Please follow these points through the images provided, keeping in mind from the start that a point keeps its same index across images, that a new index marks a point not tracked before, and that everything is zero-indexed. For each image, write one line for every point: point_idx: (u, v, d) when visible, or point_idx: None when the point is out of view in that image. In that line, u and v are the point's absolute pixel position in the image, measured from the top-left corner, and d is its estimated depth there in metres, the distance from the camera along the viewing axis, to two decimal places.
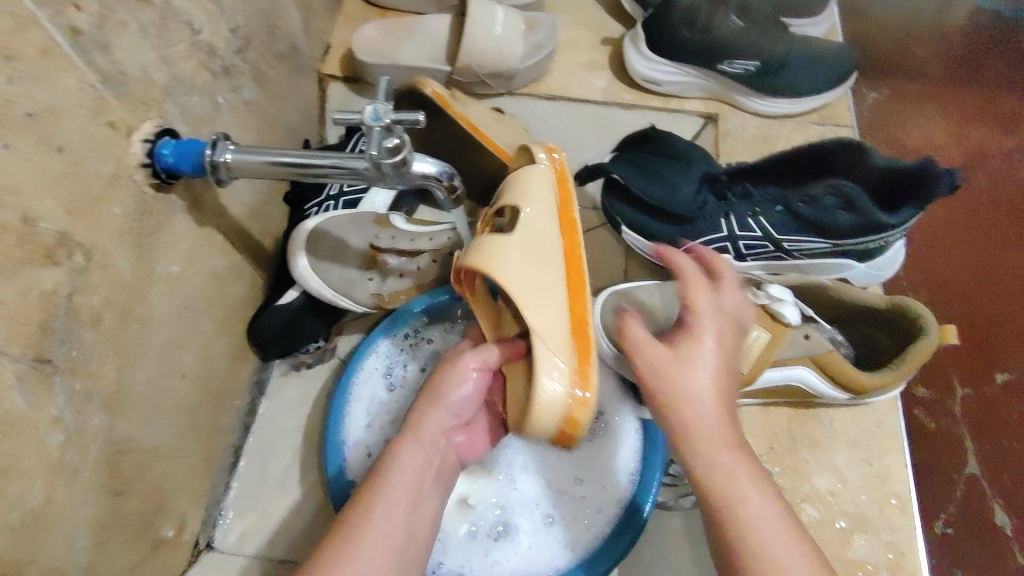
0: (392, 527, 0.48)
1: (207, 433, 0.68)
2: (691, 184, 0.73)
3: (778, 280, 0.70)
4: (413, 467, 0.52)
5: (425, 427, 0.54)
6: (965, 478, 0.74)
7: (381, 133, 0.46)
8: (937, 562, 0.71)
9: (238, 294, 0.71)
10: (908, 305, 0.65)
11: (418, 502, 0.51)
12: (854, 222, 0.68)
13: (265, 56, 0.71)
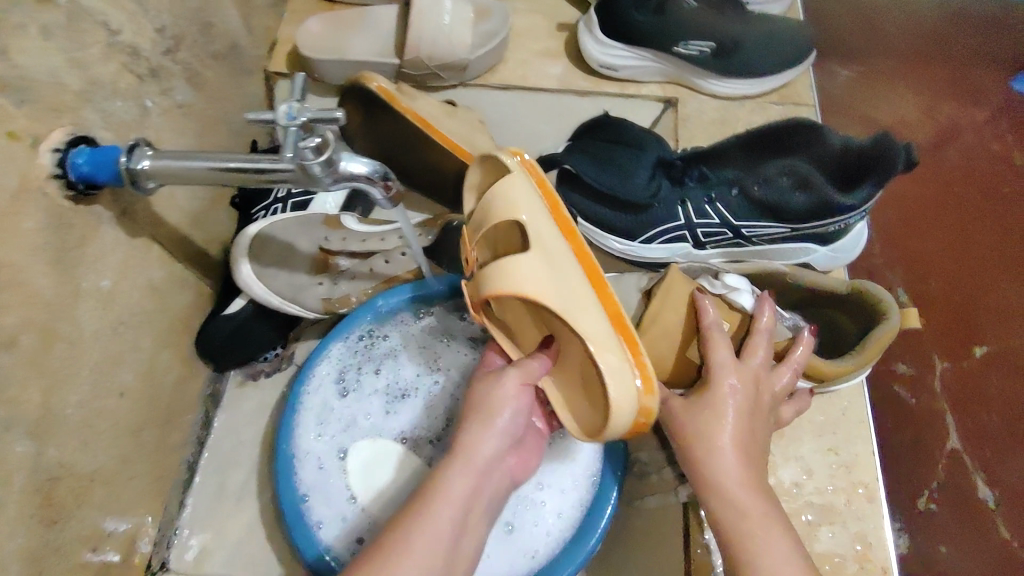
0: (435, 546, 0.44)
1: (155, 452, 0.66)
2: (646, 170, 0.72)
3: (738, 270, 0.68)
4: (463, 488, 0.48)
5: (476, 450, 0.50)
6: (948, 453, 0.82)
7: (297, 133, 0.44)
8: (926, 534, 0.79)
9: (182, 305, 0.68)
10: (871, 289, 0.65)
11: (465, 526, 0.47)
12: (809, 203, 0.67)
13: (200, 56, 0.68)
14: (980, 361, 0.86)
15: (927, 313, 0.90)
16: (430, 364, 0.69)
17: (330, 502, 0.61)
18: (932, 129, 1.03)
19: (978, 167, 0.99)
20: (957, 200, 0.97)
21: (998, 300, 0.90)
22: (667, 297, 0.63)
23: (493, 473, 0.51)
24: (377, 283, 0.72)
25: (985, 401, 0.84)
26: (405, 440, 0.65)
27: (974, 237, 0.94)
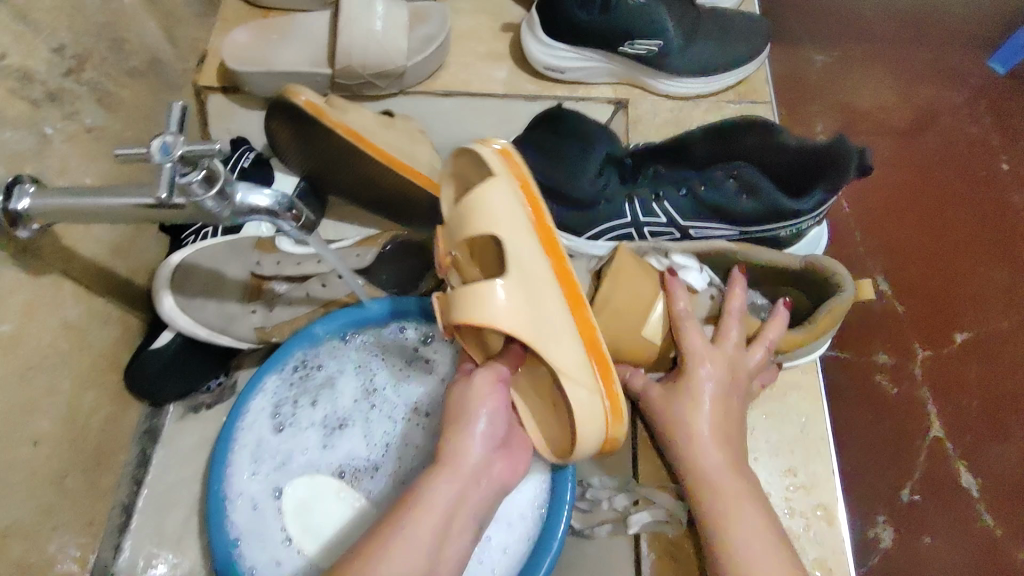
0: (416, 559, 0.43)
1: (84, 497, 0.63)
2: (595, 166, 0.67)
3: (681, 249, 0.67)
4: (447, 497, 0.47)
5: (461, 458, 0.49)
6: (929, 442, 0.80)
7: (177, 168, 0.40)
8: (903, 531, 0.76)
9: (107, 340, 0.64)
10: (827, 268, 0.64)
11: (448, 534, 0.46)
12: (756, 207, 0.67)
13: (112, 74, 0.64)
14: (961, 348, 0.84)
15: (906, 300, 0.87)
16: (369, 388, 0.66)
17: (264, 546, 0.58)
18: (910, 112, 0.99)
19: (954, 152, 0.96)
20: (934, 183, 0.94)
21: (975, 284, 0.88)
22: (618, 282, 0.58)
23: (482, 483, 0.49)
24: (315, 308, 0.69)
25: (964, 386, 0.83)
26: (344, 474, 0.63)
27: (951, 222, 0.92)
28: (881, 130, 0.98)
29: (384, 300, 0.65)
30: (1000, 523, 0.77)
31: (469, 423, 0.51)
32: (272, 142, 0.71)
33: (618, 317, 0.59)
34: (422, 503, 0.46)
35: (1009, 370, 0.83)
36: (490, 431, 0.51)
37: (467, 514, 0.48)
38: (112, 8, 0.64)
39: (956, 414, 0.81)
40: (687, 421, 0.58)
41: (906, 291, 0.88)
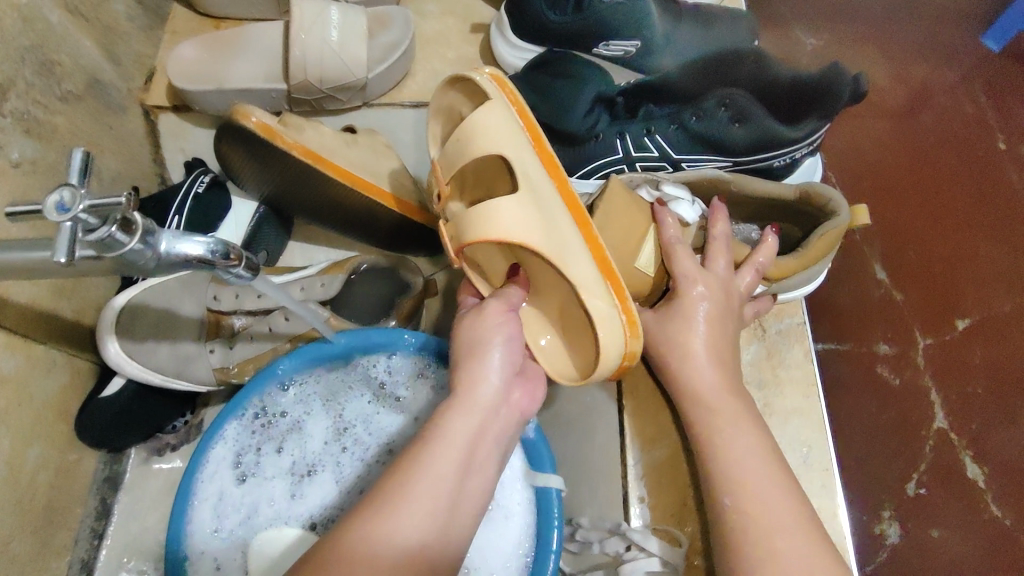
0: (438, 486, 0.40)
1: (33, 561, 0.58)
2: (583, 104, 0.62)
3: (675, 179, 0.59)
4: (465, 428, 0.44)
5: (478, 390, 0.46)
6: (934, 432, 0.76)
7: (84, 223, 0.34)
8: (912, 520, 0.74)
9: (52, 391, 0.59)
10: (818, 193, 0.57)
11: (472, 467, 0.43)
12: (750, 136, 0.61)
13: (42, 101, 0.59)
14: (964, 334, 0.80)
15: (905, 285, 0.83)
16: (339, 428, 0.62)
17: None
18: (905, 95, 0.94)
19: (951, 132, 0.91)
20: (931, 167, 0.89)
21: (969, 269, 0.83)
22: (612, 209, 0.54)
23: (500, 413, 0.46)
24: (279, 344, 0.64)
25: (968, 370, 0.78)
26: (315, 526, 0.58)
27: (948, 206, 0.87)
28: (877, 115, 0.92)
29: (353, 333, 0.60)
30: (1008, 514, 0.73)
31: (485, 351, 0.48)
32: (226, 166, 0.65)
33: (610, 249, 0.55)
34: (439, 432, 0.43)
35: (1011, 352, 0.79)
36: (508, 361, 0.48)
37: (488, 445, 0.45)
38: (38, 28, 0.59)
39: (960, 401, 0.77)
40: (682, 346, 0.54)
41: (910, 271, 0.83)
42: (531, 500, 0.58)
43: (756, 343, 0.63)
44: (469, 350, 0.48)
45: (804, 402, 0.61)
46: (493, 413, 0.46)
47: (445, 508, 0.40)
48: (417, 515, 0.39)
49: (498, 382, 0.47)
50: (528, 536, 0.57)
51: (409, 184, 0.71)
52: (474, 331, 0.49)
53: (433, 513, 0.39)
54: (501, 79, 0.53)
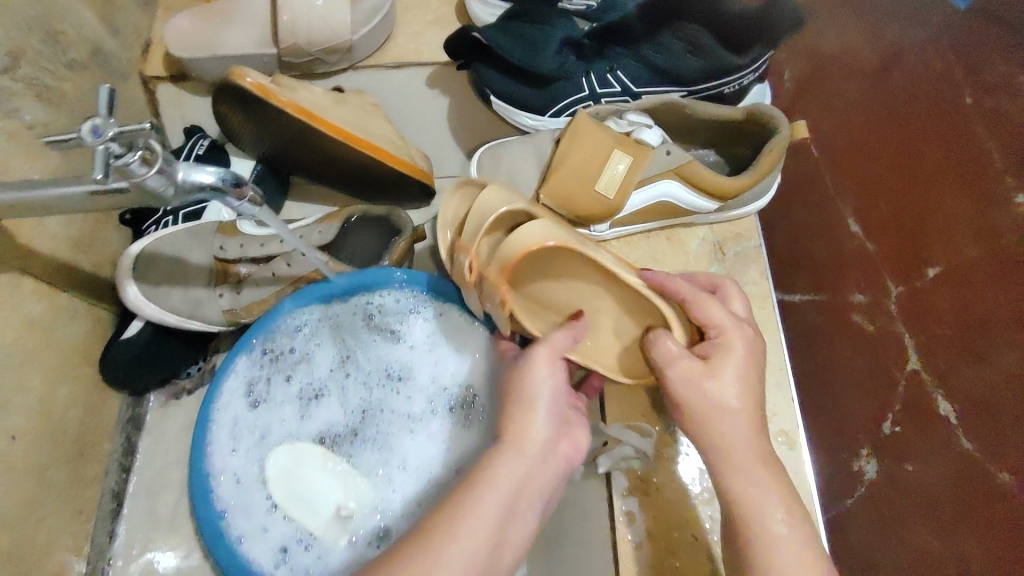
0: (482, 530, 0.41)
1: (68, 489, 0.63)
2: (553, 44, 0.68)
3: (637, 108, 0.65)
4: (513, 473, 0.44)
5: (527, 435, 0.46)
6: (908, 373, 0.78)
7: (112, 149, 0.40)
8: (887, 459, 0.78)
9: (76, 335, 0.65)
10: (761, 111, 0.62)
11: (515, 511, 0.44)
12: (703, 65, 0.66)
13: (50, 68, 0.64)
14: (934, 282, 0.79)
15: (877, 237, 0.85)
16: (343, 359, 0.68)
17: (251, 515, 0.61)
18: (875, 52, 0.95)
19: (928, 82, 0.89)
20: (904, 120, 0.88)
21: (951, 211, 0.80)
22: (575, 141, 0.62)
23: (551, 459, 0.47)
24: (283, 286, 0.70)
25: (936, 315, 0.77)
26: (324, 440, 0.65)
27: (923, 157, 0.85)
28: (846, 74, 0.95)
29: (352, 274, 0.66)
30: (975, 445, 0.72)
31: (534, 406, 0.48)
32: (225, 126, 0.69)
33: (577, 175, 0.61)
34: (485, 477, 0.44)
35: (982, 291, 0.75)
36: (555, 410, 0.48)
37: (534, 491, 0.45)
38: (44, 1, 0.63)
39: (933, 341, 0.77)
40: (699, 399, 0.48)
41: (880, 224, 0.86)
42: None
43: (716, 264, 0.70)
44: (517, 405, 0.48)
45: (761, 313, 0.67)
46: (541, 459, 0.46)
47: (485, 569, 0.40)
48: (457, 560, 0.40)
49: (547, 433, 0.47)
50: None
51: (399, 141, 0.76)
52: (523, 386, 0.49)
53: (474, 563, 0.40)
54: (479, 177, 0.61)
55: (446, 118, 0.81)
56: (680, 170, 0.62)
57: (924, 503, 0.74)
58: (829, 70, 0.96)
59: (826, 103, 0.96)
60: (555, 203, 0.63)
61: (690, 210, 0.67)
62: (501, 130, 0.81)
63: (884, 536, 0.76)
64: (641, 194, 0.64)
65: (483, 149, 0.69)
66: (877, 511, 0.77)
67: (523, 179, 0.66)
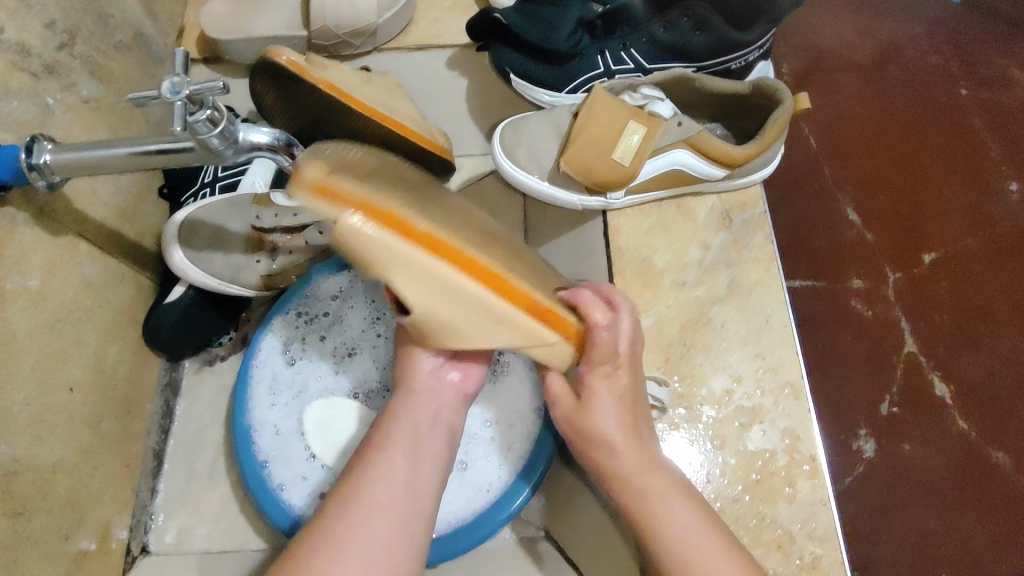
0: (403, 465, 0.50)
1: (118, 443, 0.67)
2: (567, 23, 0.72)
3: (651, 82, 0.69)
4: (415, 415, 0.54)
5: (415, 377, 0.57)
6: (905, 356, 0.84)
7: (186, 107, 0.44)
8: (889, 438, 0.82)
9: (123, 299, 0.69)
10: (767, 84, 0.67)
11: (426, 444, 0.53)
12: (708, 41, 0.71)
13: (101, 47, 0.68)
14: (931, 267, 0.88)
15: (875, 226, 0.90)
16: (374, 320, 0.72)
17: (290, 464, 0.64)
18: (872, 49, 1.00)
19: (919, 81, 0.98)
20: (898, 113, 0.97)
21: (936, 208, 0.91)
22: (592, 112, 0.66)
23: (441, 393, 0.57)
24: (313, 255, 0.73)
25: (934, 300, 0.86)
26: (358, 395, 0.68)
27: (913, 151, 0.94)
28: (845, 68, 0.99)
29: None
30: (971, 425, 0.81)
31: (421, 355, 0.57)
32: (259, 104, 0.74)
33: (592, 142, 0.66)
34: (387, 419, 0.53)
35: (978, 282, 0.87)
36: (443, 348, 0.58)
37: (433, 421, 0.55)
38: None
39: (928, 326, 0.85)
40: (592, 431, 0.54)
41: (881, 213, 0.91)
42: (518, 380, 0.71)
43: (724, 231, 0.74)
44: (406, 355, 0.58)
45: (765, 274, 0.71)
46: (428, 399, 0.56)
47: (405, 499, 0.48)
48: (386, 496, 0.48)
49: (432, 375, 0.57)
50: (524, 394, 0.70)
51: (420, 118, 0.79)
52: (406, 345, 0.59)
53: (401, 497, 0.48)
54: (319, 188, 0.42)
55: (465, 98, 0.85)
56: (690, 140, 0.67)
57: (921, 485, 0.79)
58: (829, 63, 0.99)
59: (826, 92, 0.98)
60: (574, 169, 0.67)
61: (699, 176, 0.71)
62: (518, 109, 0.85)
63: (884, 520, 0.79)
64: (655, 162, 0.68)
65: (503, 122, 0.73)
66: (880, 492, 0.80)
67: (543, 150, 0.70)
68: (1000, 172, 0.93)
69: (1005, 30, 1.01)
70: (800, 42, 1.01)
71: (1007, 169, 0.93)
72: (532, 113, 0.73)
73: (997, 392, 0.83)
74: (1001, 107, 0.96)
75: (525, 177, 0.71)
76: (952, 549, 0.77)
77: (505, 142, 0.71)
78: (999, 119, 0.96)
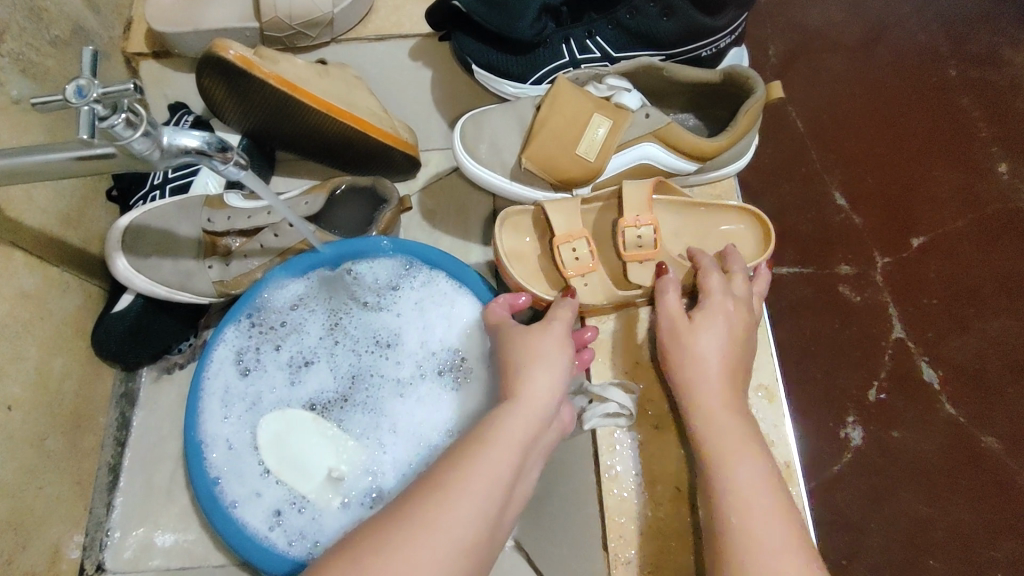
0: (492, 485, 0.43)
1: (67, 459, 0.64)
2: (531, 10, 0.67)
3: (616, 72, 0.66)
4: (524, 432, 0.47)
5: (537, 388, 0.50)
6: (893, 342, 0.82)
7: (97, 110, 0.41)
8: (875, 426, 0.79)
9: (70, 309, 0.65)
10: (738, 71, 0.64)
11: (520, 470, 0.46)
12: (676, 28, 0.67)
13: (34, 44, 0.64)
14: (919, 251, 0.85)
15: (862, 210, 0.88)
16: (333, 327, 0.70)
17: (244, 480, 0.62)
18: (857, 30, 0.96)
19: (906, 62, 0.95)
20: (886, 94, 0.93)
21: (926, 191, 0.88)
22: (555, 105, 0.63)
23: (551, 421, 0.50)
24: (272, 257, 0.70)
25: (922, 286, 0.84)
26: (315, 406, 0.66)
27: (900, 133, 0.91)
28: (830, 49, 0.95)
29: (337, 244, 0.67)
30: (961, 410, 0.79)
31: (541, 364, 0.52)
32: (208, 100, 0.68)
33: (555, 136, 0.63)
34: (495, 434, 0.46)
35: (966, 265, 0.85)
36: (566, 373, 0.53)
37: (535, 451, 0.49)
38: None
39: (916, 312, 0.83)
40: (687, 352, 0.57)
41: (867, 198, 0.88)
42: (482, 386, 0.67)
43: None
44: (528, 362, 0.53)
45: None
46: (543, 421, 0.49)
47: (487, 532, 0.41)
48: (468, 516, 0.40)
49: (556, 392, 0.51)
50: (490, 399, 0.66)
51: (382, 112, 0.75)
52: (541, 343, 0.54)
53: (482, 522, 0.41)
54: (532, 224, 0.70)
55: (430, 90, 0.82)
56: (660, 133, 0.64)
57: (909, 469, 0.78)
58: (813, 44, 0.96)
59: (811, 74, 0.94)
60: (537, 166, 0.64)
61: (669, 170, 0.68)
62: (484, 100, 0.82)
63: (873, 504, 0.77)
64: (621, 157, 0.65)
65: (465, 116, 0.69)
66: (869, 481, 0.78)
67: (505, 145, 0.67)
68: (988, 151, 0.90)
69: (995, 4, 0.97)
70: (783, 22, 0.97)
71: (995, 148, 0.90)
72: (494, 106, 0.69)
73: (986, 375, 0.80)
74: (989, 84, 0.93)
75: (488, 174, 0.68)
76: (942, 534, 0.75)
77: (467, 137, 0.68)
78: (986, 98, 0.92)
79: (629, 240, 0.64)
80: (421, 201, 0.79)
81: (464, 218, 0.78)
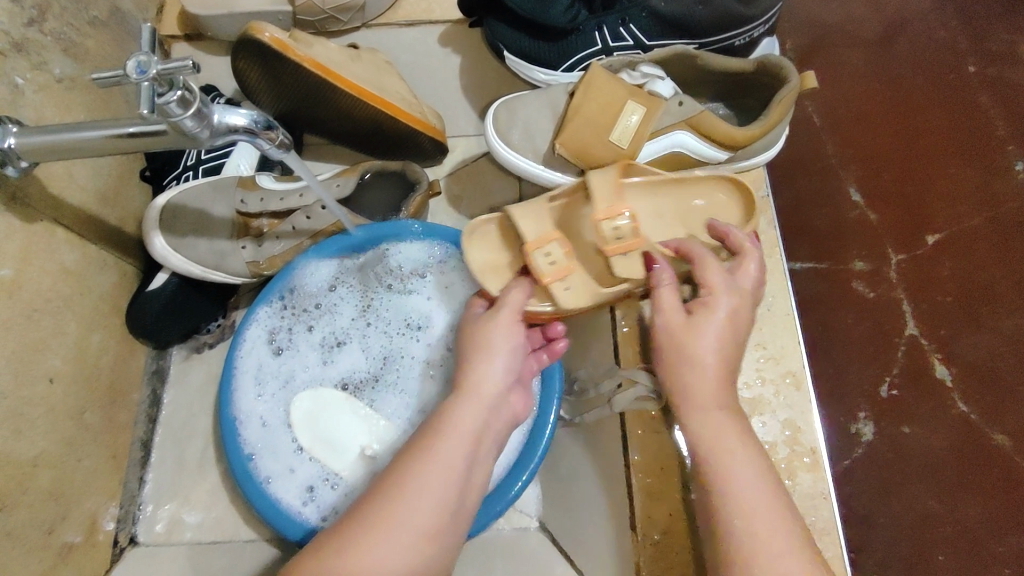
0: (448, 478, 0.46)
1: (104, 433, 0.65)
2: None
3: (651, 59, 0.66)
4: (473, 421, 0.49)
5: (482, 384, 0.51)
6: (905, 339, 0.81)
7: (155, 87, 0.42)
8: (885, 422, 0.79)
9: (106, 286, 0.66)
10: (772, 61, 0.65)
11: (475, 458, 0.48)
12: (712, 15, 0.68)
13: (75, 24, 0.64)
14: (933, 249, 0.84)
15: (880, 207, 0.87)
16: (364, 309, 0.71)
17: (278, 457, 0.63)
18: (879, 25, 0.96)
19: (927, 57, 0.94)
20: (905, 90, 0.93)
21: (945, 186, 0.87)
22: (589, 91, 0.63)
23: (501, 407, 0.52)
24: (304, 240, 0.70)
25: (936, 284, 0.83)
26: (346, 386, 0.67)
27: (919, 129, 0.91)
28: (851, 45, 0.95)
29: (370, 227, 0.68)
30: (973, 409, 0.77)
31: (491, 354, 0.53)
32: (243, 83, 0.69)
33: (589, 123, 0.63)
34: (449, 425, 0.48)
35: (981, 264, 0.83)
36: (509, 363, 0.53)
37: (490, 437, 0.50)
38: None
39: (929, 309, 0.82)
40: (682, 353, 0.50)
41: (885, 193, 0.88)
42: None
43: None
44: (477, 352, 0.54)
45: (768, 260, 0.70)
46: (492, 410, 0.51)
47: (446, 523, 0.45)
48: (424, 509, 0.44)
49: (502, 381, 0.52)
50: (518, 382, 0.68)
51: (412, 98, 0.75)
52: (483, 335, 0.55)
53: (438, 513, 0.44)
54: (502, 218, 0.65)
55: (458, 76, 0.82)
56: (693, 121, 0.64)
57: (920, 467, 0.77)
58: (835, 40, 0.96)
59: (831, 69, 0.95)
60: (570, 152, 0.65)
61: (699, 159, 0.68)
62: (512, 88, 0.82)
63: (884, 497, 0.77)
64: (654, 144, 0.66)
65: (498, 102, 0.69)
66: (880, 475, 0.78)
67: (538, 131, 0.68)
68: (1007, 150, 0.88)
69: None
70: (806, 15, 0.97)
71: (1014, 147, 0.87)
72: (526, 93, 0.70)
73: (1001, 376, 0.78)
74: (1011, 82, 0.91)
75: (520, 159, 0.68)
76: (949, 528, 0.74)
77: (498, 124, 0.68)
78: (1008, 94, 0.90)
79: (607, 233, 0.59)
80: (449, 186, 0.80)
81: (491, 204, 0.79)
